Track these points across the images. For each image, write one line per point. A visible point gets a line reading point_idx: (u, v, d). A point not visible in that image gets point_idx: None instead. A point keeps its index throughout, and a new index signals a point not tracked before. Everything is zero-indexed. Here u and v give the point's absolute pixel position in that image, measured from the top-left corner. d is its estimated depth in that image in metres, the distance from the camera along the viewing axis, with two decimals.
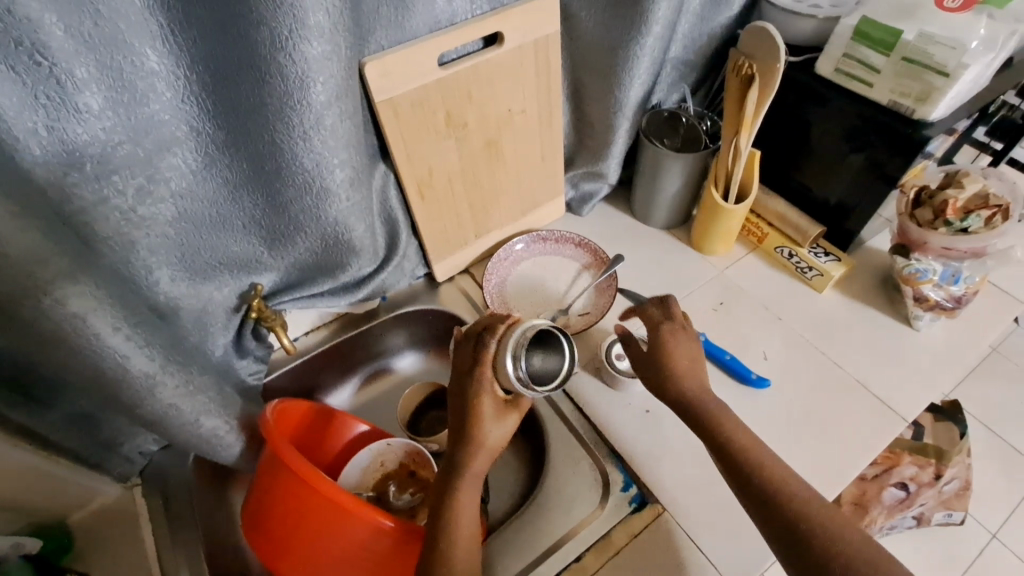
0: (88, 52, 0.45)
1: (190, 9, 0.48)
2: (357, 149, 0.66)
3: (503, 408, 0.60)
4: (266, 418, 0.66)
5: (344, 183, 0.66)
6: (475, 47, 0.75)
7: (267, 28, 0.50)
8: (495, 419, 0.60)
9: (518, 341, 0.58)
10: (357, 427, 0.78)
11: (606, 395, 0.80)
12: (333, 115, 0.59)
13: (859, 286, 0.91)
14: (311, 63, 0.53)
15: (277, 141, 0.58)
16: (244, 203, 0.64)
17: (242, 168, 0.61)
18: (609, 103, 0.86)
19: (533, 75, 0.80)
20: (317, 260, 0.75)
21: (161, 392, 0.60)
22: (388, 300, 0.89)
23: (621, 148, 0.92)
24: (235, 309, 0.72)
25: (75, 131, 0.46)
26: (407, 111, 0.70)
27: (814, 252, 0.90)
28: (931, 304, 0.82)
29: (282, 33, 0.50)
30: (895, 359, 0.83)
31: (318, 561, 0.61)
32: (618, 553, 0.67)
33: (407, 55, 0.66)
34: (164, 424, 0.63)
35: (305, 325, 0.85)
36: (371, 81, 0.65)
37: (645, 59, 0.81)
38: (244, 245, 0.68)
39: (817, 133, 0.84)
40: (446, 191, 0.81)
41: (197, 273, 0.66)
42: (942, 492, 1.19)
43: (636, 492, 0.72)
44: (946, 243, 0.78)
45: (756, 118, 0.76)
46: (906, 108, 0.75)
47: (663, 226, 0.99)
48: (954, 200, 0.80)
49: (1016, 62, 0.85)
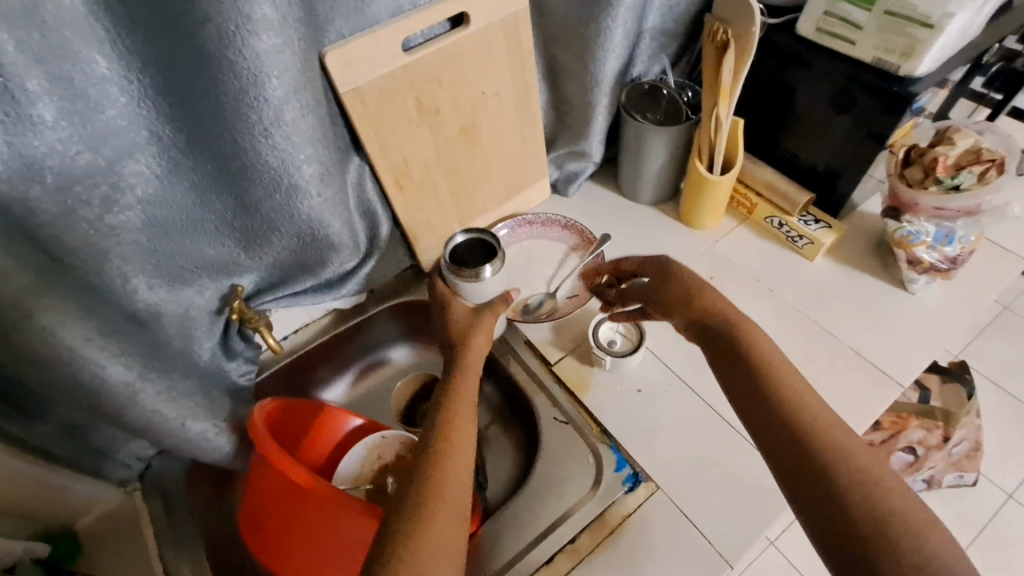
0: (39, 64, 0.44)
1: (134, 11, 0.47)
2: (324, 143, 0.65)
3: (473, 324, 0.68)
4: (253, 417, 0.66)
5: (314, 179, 0.65)
6: (442, 29, 0.73)
7: (214, 24, 0.49)
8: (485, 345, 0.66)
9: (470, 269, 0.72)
10: (353, 421, 0.78)
11: (582, 369, 0.81)
12: (294, 109, 0.59)
13: (852, 251, 0.89)
14: (263, 58, 0.53)
15: (240, 141, 0.58)
16: (215, 205, 0.64)
17: (208, 170, 0.60)
18: (585, 79, 0.84)
19: (505, 55, 0.78)
20: (297, 258, 0.75)
21: (143, 399, 0.60)
22: (378, 293, 0.87)
23: (602, 125, 0.91)
24: (218, 312, 0.72)
25: (31, 143, 0.46)
26: (375, 100, 0.69)
27: (804, 220, 0.88)
28: (925, 266, 0.80)
29: (230, 29, 0.49)
30: (891, 325, 0.81)
31: (281, 521, 0.63)
32: (614, 531, 0.68)
33: (369, 42, 0.64)
34: (153, 429, 0.64)
35: (293, 325, 0.84)
36: (333, 72, 0.64)
37: (618, 31, 0.79)
38: (219, 247, 0.68)
39: (802, 97, 0.82)
40: (424, 181, 0.81)
41: (175, 278, 0.65)
42: (951, 454, 1.18)
43: (629, 472, 0.71)
44: (937, 204, 0.76)
45: (735, 85, 0.74)
46: (891, 65, 0.72)
47: (651, 202, 0.98)
48: (946, 157, 0.76)
49: (1009, 10, 0.82)
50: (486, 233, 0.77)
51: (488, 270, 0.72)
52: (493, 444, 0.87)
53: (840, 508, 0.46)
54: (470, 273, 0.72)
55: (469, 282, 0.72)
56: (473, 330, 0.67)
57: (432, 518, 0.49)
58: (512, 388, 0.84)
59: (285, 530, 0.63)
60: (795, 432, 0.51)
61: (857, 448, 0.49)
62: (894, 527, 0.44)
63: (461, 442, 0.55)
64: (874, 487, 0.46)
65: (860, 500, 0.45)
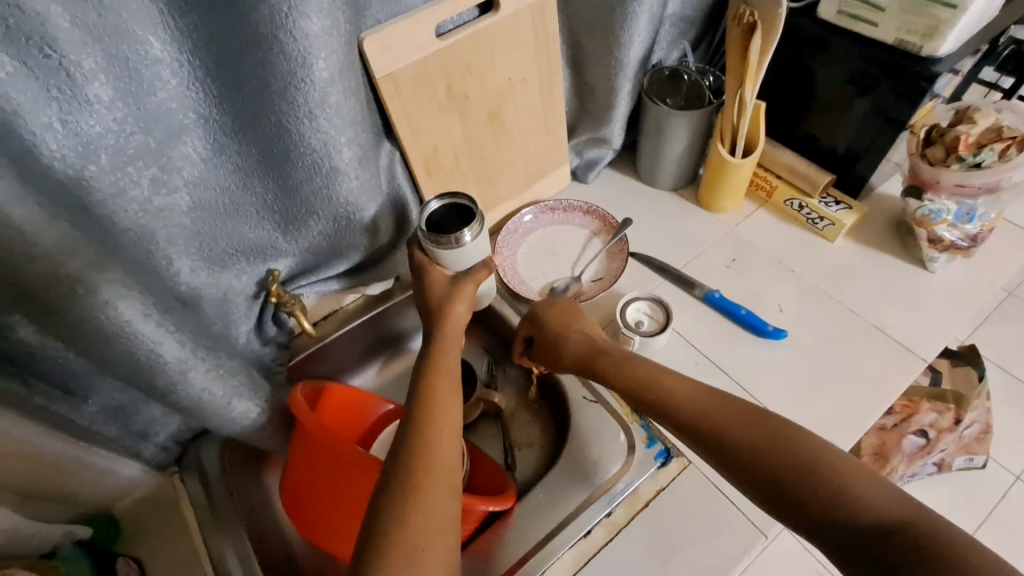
0: (95, 42, 0.45)
1: None
2: (363, 127, 0.67)
3: (451, 290, 0.69)
4: (295, 398, 0.67)
5: (352, 162, 0.66)
6: (471, 15, 0.74)
7: (266, 6, 0.50)
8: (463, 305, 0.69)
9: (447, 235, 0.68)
10: (385, 406, 0.79)
11: None
12: (337, 92, 0.60)
13: (871, 231, 0.90)
14: (311, 40, 0.54)
15: (284, 123, 0.59)
16: (256, 188, 0.65)
17: (251, 153, 0.62)
18: (609, 64, 0.85)
19: (532, 40, 0.79)
20: (331, 243, 0.76)
21: (193, 375, 0.62)
22: (402, 281, 0.89)
23: (623, 112, 0.92)
24: (255, 296, 0.73)
25: (88, 123, 0.47)
26: (408, 85, 0.70)
27: (825, 202, 0.90)
28: (946, 244, 0.81)
29: (281, 11, 0.51)
30: (911, 303, 0.83)
31: (317, 493, 0.64)
32: (647, 505, 0.69)
33: (405, 26, 0.65)
34: (198, 408, 0.65)
35: (323, 311, 0.86)
36: (370, 56, 0.65)
37: (643, 16, 0.80)
38: (258, 231, 0.69)
39: (822, 80, 0.83)
40: (452, 167, 0.82)
41: (215, 262, 0.67)
42: (963, 437, 1.14)
43: (660, 448, 0.72)
44: (959, 180, 0.78)
45: (761, 66, 0.75)
46: (913, 46, 0.73)
47: (670, 187, 0.99)
48: (967, 136, 0.78)
49: None
50: (461, 198, 0.73)
51: (468, 235, 0.68)
52: (520, 426, 0.88)
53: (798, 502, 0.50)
54: (452, 239, 0.67)
55: (449, 250, 0.68)
56: (453, 298, 0.69)
57: (427, 487, 0.52)
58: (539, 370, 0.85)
59: (320, 503, 0.64)
60: (715, 429, 0.56)
61: (791, 437, 0.52)
62: (808, 477, 0.49)
63: (445, 412, 0.59)
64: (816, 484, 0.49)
65: (819, 490, 0.49)
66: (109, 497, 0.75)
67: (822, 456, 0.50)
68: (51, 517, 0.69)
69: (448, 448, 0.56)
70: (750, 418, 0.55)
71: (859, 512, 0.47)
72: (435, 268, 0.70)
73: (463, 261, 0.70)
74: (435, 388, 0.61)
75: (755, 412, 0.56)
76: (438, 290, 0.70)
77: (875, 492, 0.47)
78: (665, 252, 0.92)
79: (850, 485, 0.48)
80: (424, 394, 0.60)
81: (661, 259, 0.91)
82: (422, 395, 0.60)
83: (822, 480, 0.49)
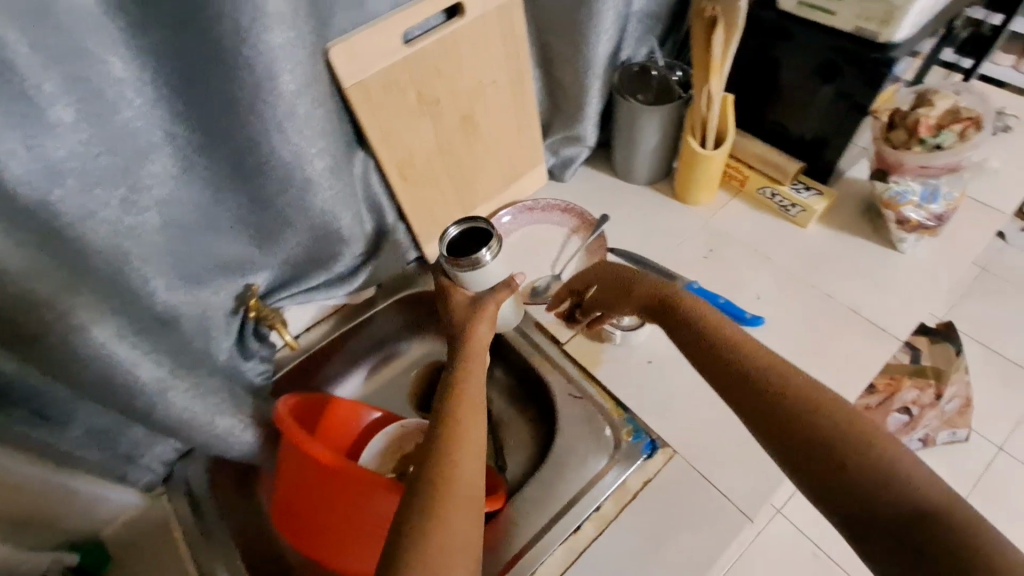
0: (55, 66, 0.45)
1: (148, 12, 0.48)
2: (334, 137, 0.67)
3: (473, 309, 0.63)
4: (279, 412, 0.67)
5: (325, 173, 0.67)
6: (437, 21, 0.74)
7: (229, 20, 0.50)
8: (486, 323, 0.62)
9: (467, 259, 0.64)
10: (371, 414, 0.80)
11: (592, 346, 0.83)
12: (305, 103, 0.60)
13: (842, 215, 0.92)
14: (276, 53, 0.54)
15: (254, 137, 0.59)
16: (230, 203, 0.65)
17: (222, 168, 0.61)
18: (578, 63, 0.86)
19: (500, 42, 0.79)
20: (309, 255, 0.76)
21: (173, 395, 0.62)
22: (385, 288, 0.88)
23: (595, 109, 0.93)
24: (234, 311, 0.73)
25: (53, 147, 0.47)
26: (378, 92, 0.70)
27: (795, 188, 0.91)
28: (914, 225, 0.83)
29: (245, 24, 0.51)
30: (884, 284, 0.85)
31: (312, 504, 0.64)
32: (635, 497, 0.70)
33: (371, 34, 0.65)
34: (180, 427, 0.65)
35: (304, 322, 0.85)
36: (338, 66, 0.65)
37: (608, 14, 0.81)
38: (234, 246, 0.69)
39: (787, 69, 0.85)
40: (428, 172, 0.82)
41: (191, 279, 0.66)
42: (943, 412, 1.18)
43: (647, 440, 0.73)
44: (923, 162, 0.80)
45: (725, 59, 0.76)
46: (871, 33, 0.75)
47: (646, 181, 1.00)
48: (926, 118, 0.80)
49: None
50: (478, 221, 0.70)
51: (488, 254, 0.64)
52: (510, 426, 0.88)
53: (844, 476, 0.43)
54: (468, 261, 0.64)
55: (470, 272, 0.65)
56: (473, 318, 0.61)
57: (447, 508, 0.45)
58: (525, 370, 0.85)
59: (317, 514, 0.64)
60: (765, 392, 0.49)
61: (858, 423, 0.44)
62: (863, 458, 0.43)
63: (471, 431, 0.50)
64: (863, 469, 0.42)
65: (862, 475, 0.42)
66: (96, 522, 0.74)
67: (880, 443, 0.43)
68: (36, 544, 0.69)
69: (472, 470, 0.48)
70: (810, 389, 0.47)
71: (911, 506, 0.40)
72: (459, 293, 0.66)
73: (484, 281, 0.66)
74: (461, 402, 0.52)
75: (819, 385, 0.48)
76: (460, 310, 0.64)
77: (940, 488, 0.40)
78: (644, 246, 0.93)
79: (907, 473, 0.41)
80: (451, 405, 0.52)
81: (640, 253, 0.92)
82: (447, 408, 0.52)
83: (872, 467, 0.42)
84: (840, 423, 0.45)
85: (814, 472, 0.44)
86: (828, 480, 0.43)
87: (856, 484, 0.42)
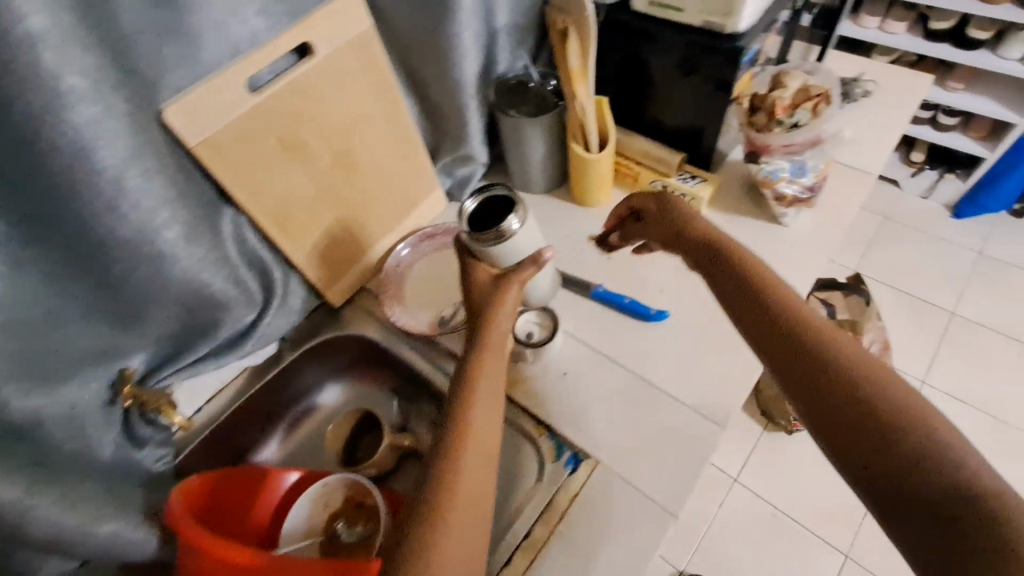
0: None
1: None
2: (183, 203, 0.64)
3: (496, 283, 0.67)
4: (171, 505, 0.63)
5: (178, 242, 0.64)
6: (287, 62, 0.71)
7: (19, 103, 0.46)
8: (506, 310, 0.64)
9: (487, 235, 0.66)
10: (288, 478, 0.75)
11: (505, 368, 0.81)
12: (137, 174, 0.57)
13: (729, 198, 0.95)
14: (87, 128, 0.51)
15: (87, 220, 0.55)
16: (77, 292, 0.60)
17: (59, 257, 0.56)
18: (449, 85, 0.85)
19: (361, 73, 0.76)
20: (184, 326, 0.72)
21: (38, 513, 0.56)
22: (290, 339, 0.87)
23: (479, 127, 0.92)
24: (109, 403, 0.68)
25: None
26: (232, 146, 0.65)
27: (682, 178, 0.93)
28: (789, 200, 0.86)
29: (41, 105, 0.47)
30: (775, 257, 0.88)
31: None
32: (562, 518, 0.69)
33: (207, 91, 0.60)
34: (63, 542, 0.59)
35: (203, 396, 0.81)
36: (177, 128, 0.59)
37: (468, 34, 0.80)
38: (95, 335, 0.64)
39: (653, 66, 0.87)
40: (309, 218, 0.78)
41: (52, 380, 0.60)
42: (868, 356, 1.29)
43: (569, 455, 0.73)
44: (785, 141, 0.83)
45: (586, 66, 0.78)
46: (717, 25, 0.78)
47: (544, 190, 1.00)
48: (783, 99, 0.84)
49: None
50: (495, 187, 0.71)
51: (515, 222, 0.66)
52: None
53: (909, 483, 0.44)
54: (492, 235, 0.65)
55: (493, 244, 0.66)
56: (496, 299, 0.64)
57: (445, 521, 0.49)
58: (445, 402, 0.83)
59: None
60: (832, 377, 0.51)
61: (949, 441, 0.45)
62: (908, 466, 0.45)
63: (483, 427, 0.55)
64: (943, 482, 0.43)
65: (914, 482, 0.44)
66: None
67: (948, 460, 0.44)
68: None
69: (483, 479, 0.53)
70: (900, 398, 0.48)
71: (938, 487, 0.43)
72: (483, 268, 0.69)
73: (508, 254, 0.68)
74: (472, 399, 0.57)
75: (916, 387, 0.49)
76: (474, 291, 0.67)
77: (982, 480, 0.42)
78: None
79: (982, 499, 0.42)
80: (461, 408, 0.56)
81: None
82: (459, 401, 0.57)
83: (924, 480, 0.44)
84: (912, 428, 0.46)
85: (867, 450, 0.47)
86: (902, 486, 0.45)
87: (922, 492, 0.44)
